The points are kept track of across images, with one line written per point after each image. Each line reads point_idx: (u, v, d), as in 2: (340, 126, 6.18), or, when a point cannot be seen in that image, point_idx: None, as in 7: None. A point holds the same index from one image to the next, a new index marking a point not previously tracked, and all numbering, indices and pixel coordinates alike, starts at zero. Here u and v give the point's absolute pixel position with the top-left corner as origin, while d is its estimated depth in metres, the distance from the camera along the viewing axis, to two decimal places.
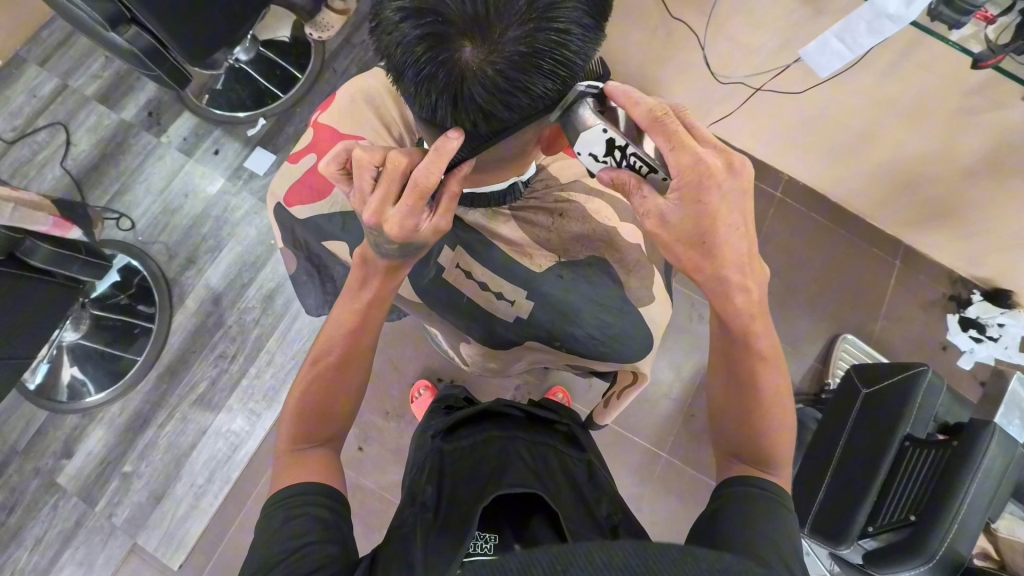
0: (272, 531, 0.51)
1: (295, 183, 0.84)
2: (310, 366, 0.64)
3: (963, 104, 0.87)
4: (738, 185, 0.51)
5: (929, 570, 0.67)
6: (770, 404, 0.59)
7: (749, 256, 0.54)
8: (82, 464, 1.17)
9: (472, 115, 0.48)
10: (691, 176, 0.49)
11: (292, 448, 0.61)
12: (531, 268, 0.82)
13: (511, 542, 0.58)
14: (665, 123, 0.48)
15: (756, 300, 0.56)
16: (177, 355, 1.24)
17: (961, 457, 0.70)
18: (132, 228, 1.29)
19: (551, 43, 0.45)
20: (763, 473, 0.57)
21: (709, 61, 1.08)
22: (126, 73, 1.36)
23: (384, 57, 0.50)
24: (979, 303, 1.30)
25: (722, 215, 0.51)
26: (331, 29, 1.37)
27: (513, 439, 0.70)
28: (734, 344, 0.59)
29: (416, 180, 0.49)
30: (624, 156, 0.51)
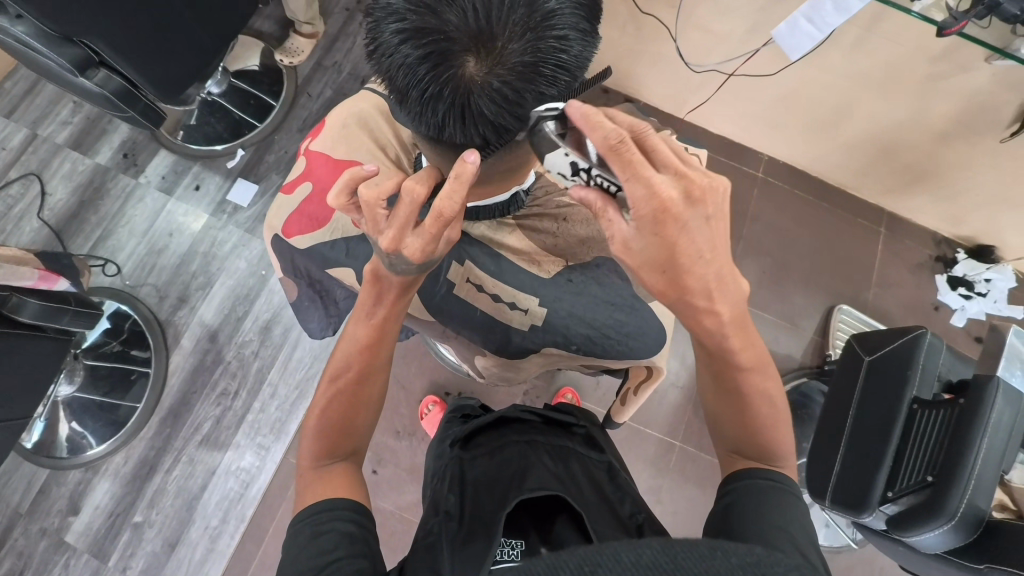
0: (298, 550, 0.50)
1: (292, 213, 0.83)
2: (328, 384, 0.63)
3: (931, 69, 0.89)
4: (703, 213, 0.45)
5: (952, 527, 0.69)
6: (759, 405, 0.58)
7: (718, 277, 0.49)
8: (90, 519, 1.14)
9: (481, 129, 0.48)
10: (646, 210, 0.44)
11: (314, 464, 0.59)
12: (540, 274, 0.83)
13: (537, 546, 0.57)
14: (619, 153, 0.42)
15: (731, 319, 0.53)
16: (178, 397, 1.21)
17: (970, 414, 0.72)
18: (119, 273, 1.26)
19: (553, 50, 0.45)
20: (771, 466, 0.57)
21: (681, 51, 1.10)
22: (97, 116, 1.34)
23: (384, 79, 0.49)
24: (965, 261, 1.34)
25: (684, 247, 0.46)
26: (302, 53, 1.36)
27: (534, 441, 0.69)
28: (715, 355, 0.57)
29: (439, 210, 0.49)
30: (591, 177, 0.48)
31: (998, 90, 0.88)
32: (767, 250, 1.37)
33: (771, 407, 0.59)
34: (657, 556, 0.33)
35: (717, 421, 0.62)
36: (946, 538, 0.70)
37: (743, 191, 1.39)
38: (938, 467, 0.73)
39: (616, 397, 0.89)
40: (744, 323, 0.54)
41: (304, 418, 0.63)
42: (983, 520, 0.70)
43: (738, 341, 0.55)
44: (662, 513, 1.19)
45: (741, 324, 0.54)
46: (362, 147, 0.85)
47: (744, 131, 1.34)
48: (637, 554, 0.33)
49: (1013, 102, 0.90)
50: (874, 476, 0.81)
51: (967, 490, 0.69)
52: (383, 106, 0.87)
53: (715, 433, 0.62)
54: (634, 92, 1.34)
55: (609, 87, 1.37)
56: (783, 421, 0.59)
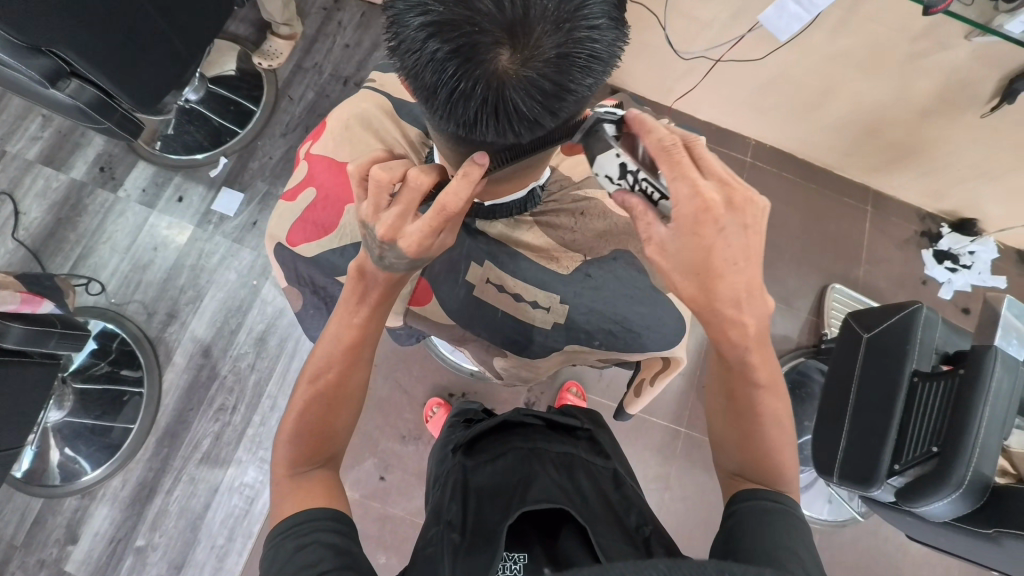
0: (281, 564, 0.49)
1: (296, 221, 0.81)
2: (306, 387, 0.61)
3: (911, 49, 0.91)
4: (740, 220, 0.49)
5: (960, 494, 0.71)
6: (765, 422, 0.58)
7: (747, 289, 0.51)
8: (90, 547, 1.11)
9: (515, 124, 0.47)
10: (687, 210, 0.48)
11: (290, 472, 0.58)
12: (559, 271, 0.82)
13: (541, 562, 0.55)
14: (671, 153, 0.48)
15: (752, 333, 0.54)
16: (174, 416, 1.18)
17: (970, 384, 0.74)
18: (103, 291, 1.22)
19: (587, 41, 0.44)
20: (771, 487, 0.57)
21: (669, 39, 1.10)
22: (69, 129, 1.29)
23: (408, 77, 0.48)
24: (949, 235, 1.37)
25: (719, 250, 0.49)
26: (280, 56, 1.33)
27: (536, 449, 0.67)
28: (732, 371, 0.58)
29: (443, 204, 0.50)
30: (636, 182, 0.51)
31: (977, 66, 0.90)
32: None
33: (777, 427, 0.58)
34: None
35: (722, 442, 0.62)
36: (954, 506, 0.72)
37: (733, 176, 1.40)
38: (943, 437, 0.75)
39: (629, 389, 0.89)
40: (763, 338, 0.56)
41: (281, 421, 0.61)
42: (988, 487, 0.71)
43: (756, 356, 0.56)
44: (672, 498, 1.20)
45: (762, 341, 0.56)
46: (364, 149, 0.83)
47: (731, 117, 1.35)
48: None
49: (992, 77, 0.92)
50: (881, 452, 0.82)
51: (972, 456, 0.71)
52: (378, 106, 0.85)
53: (719, 453, 0.62)
54: (621, 82, 1.34)
55: None
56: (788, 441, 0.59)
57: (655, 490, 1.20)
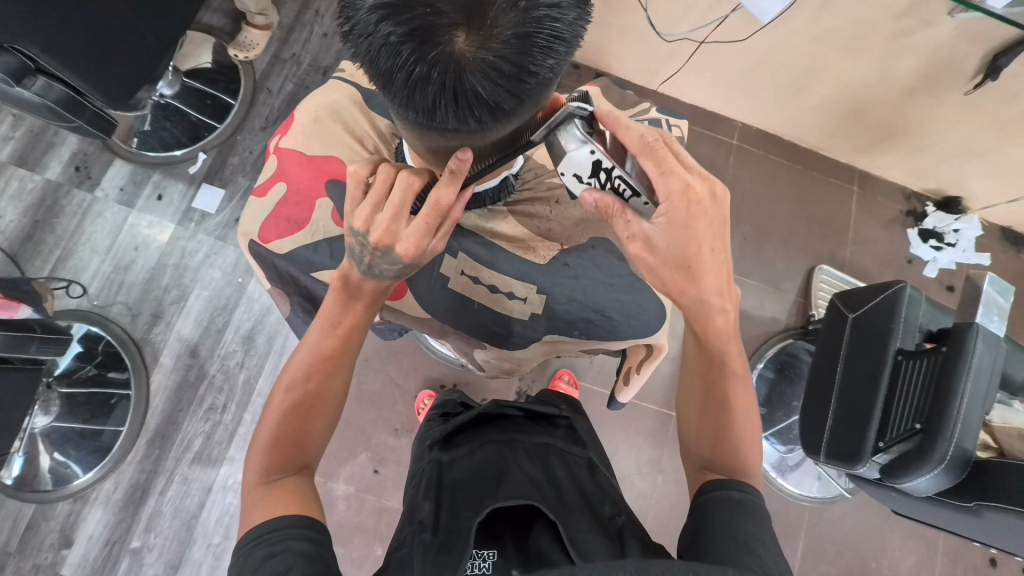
0: (249, 573, 0.48)
1: (268, 217, 0.80)
2: (282, 395, 0.60)
3: (893, 26, 0.90)
4: (720, 211, 0.54)
5: (944, 469, 0.72)
6: (736, 415, 0.60)
7: (726, 276, 0.56)
8: (85, 550, 1.11)
9: (476, 111, 0.46)
10: (678, 201, 0.51)
11: (264, 481, 0.57)
12: (536, 261, 0.81)
13: (512, 563, 0.54)
14: (654, 148, 0.51)
15: (733, 321, 0.59)
16: (164, 417, 1.17)
17: (953, 363, 0.75)
18: (85, 294, 1.20)
19: (548, 20, 0.43)
20: (740, 479, 0.58)
21: (652, 22, 1.08)
22: (41, 128, 1.25)
23: (364, 62, 0.47)
24: (934, 213, 1.38)
25: (706, 240, 0.53)
26: (256, 47, 1.29)
27: (513, 441, 0.68)
28: (712, 362, 0.61)
29: (438, 199, 0.51)
30: (609, 179, 0.51)
31: (961, 42, 0.89)
32: (747, 216, 1.39)
33: (747, 422, 0.61)
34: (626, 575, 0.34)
35: (693, 436, 0.63)
36: (938, 480, 0.73)
37: (720, 159, 1.39)
38: (926, 415, 0.76)
39: (618, 378, 0.91)
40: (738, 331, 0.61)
41: (257, 429, 0.61)
42: (970, 460, 0.73)
43: (733, 347, 0.60)
44: (664, 481, 1.21)
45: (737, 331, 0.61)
46: (340, 142, 0.81)
47: (717, 99, 1.33)
48: None
49: (976, 53, 0.91)
50: (864, 433, 0.83)
51: (954, 434, 0.72)
52: (350, 98, 0.83)
53: (690, 448, 0.63)
54: (606, 66, 1.32)
55: (581, 63, 1.34)
56: (754, 428, 0.62)
57: (648, 474, 1.22)
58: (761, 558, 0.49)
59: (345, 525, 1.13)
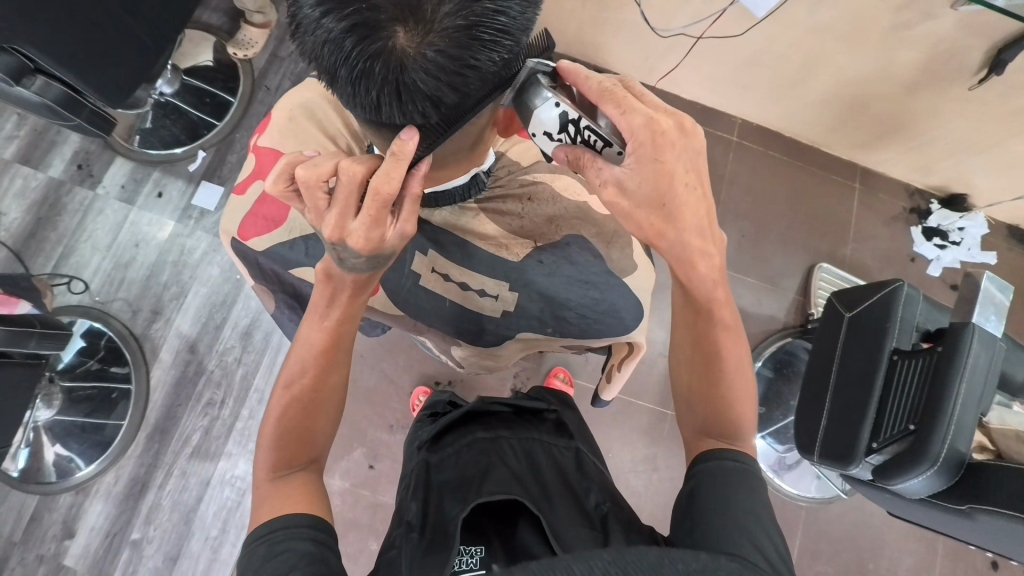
0: (254, 571, 0.48)
1: (246, 215, 0.81)
2: (282, 392, 0.60)
3: (894, 18, 0.88)
4: (692, 145, 0.51)
5: (935, 471, 0.71)
6: (728, 371, 0.60)
7: (707, 217, 0.54)
8: (87, 542, 1.13)
9: (421, 105, 0.47)
10: (643, 137, 0.49)
11: (272, 476, 0.57)
12: (509, 258, 0.82)
13: (497, 556, 0.54)
14: (612, 93, 0.49)
15: (718, 265, 0.57)
16: (163, 412, 1.19)
17: (947, 361, 0.74)
18: (87, 290, 1.22)
19: (490, 13, 0.43)
20: (735, 446, 0.57)
21: (647, 17, 1.07)
22: (44, 127, 1.27)
23: (312, 59, 0.48)
24: (938, 211, 1.36)
25: (679, 175, 0.51)
26: (255, 45, 1.29)
27: (499, 438, 0.67)
28: (699, 309, 0.60)
29: (376, 189, 0.48)
30: (578, 131, 0.50)
31: (964, 35, 0.87)
32: (746, 213, 1.37)
33: (740, 376, 0.60)
34: (605, 566, 0.33)
35: (687, 399, 0.62)
36: (929, 482, 0.73)
37: (719, 156, 1.38)
38: (920, 415, 0.74)
39: (602, 375, 0.90)
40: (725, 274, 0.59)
41: (261, 426, 0.61)
42: (964, 462, 0.72)
43: (721, 292, 0.59)
44: (659, 480, 1.21)
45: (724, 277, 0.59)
46: (326, 140, 0.82)
47: (714, 95, 1.32)
48: (589, 565, 0.33)
49: (979, 47, 0.89)
50: (858, 435, 0.82)
51: (948, 435, 0.71)
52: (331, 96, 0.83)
53: (684, 415, 0.62)
54: (604, 62, 1.31)
55: (577, 59, 1.33)
56: (747, 390, 0.60)
57: (642, 473, 1.21)
58: (751, 530, 0.48)
59: (341, 520, 1.14)
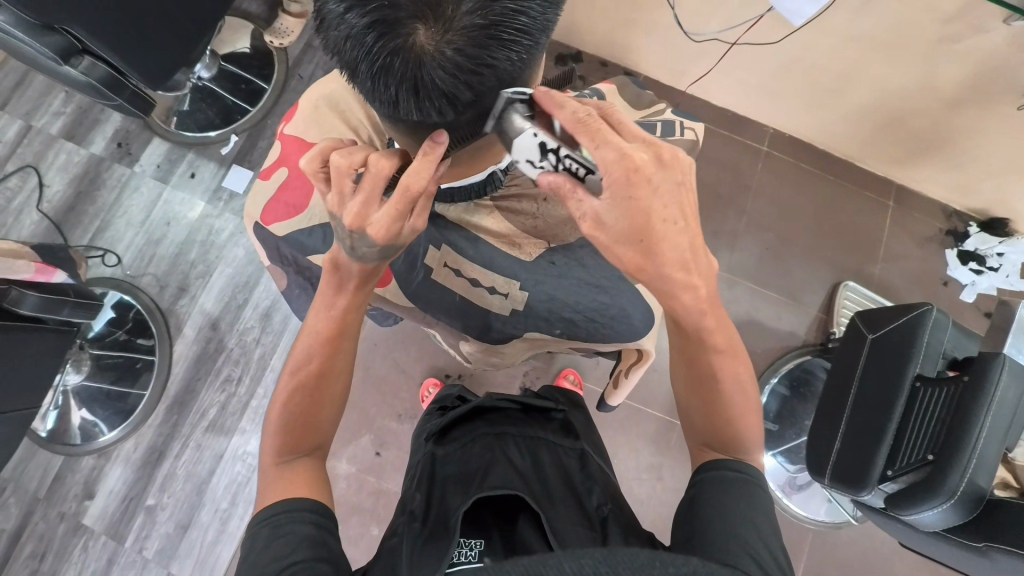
0: (256, 553, 0.50)
1: (269, 201, 0.83)
2: (289, 378, 0.62)
3: (939, 32, 0.85)
4: (672, 177, 0.47)
5: (951, 505, 0.68)
6: (730, 386, 0.58)
7: (692, 248, 0.50)
8: (105, 503, 1.18)
9: (437, 103, 0.47)
10: (617, 174, 0.45)
11: (276, 461, 0.58)
12: (521, 258, 0.82)
13: (498, 553, 0.54)
14: (587, 124, 0.45)
15: (705, 296, 0.53)
16: (183, 385, 1.23)
17: (974, 392, 0.71)
18: (119, 263, 1.27)
19: (510, 13, 0.44)
20: (738, 457, 0.56)
21: (680, 20, 1.05)
22: (89, 105, 1.33)
23: (335, 54, 0.49)
24: (976, 234, 1.29)
25: (657, 210, 0.47)
26: (291, 34, 1.31)
27: (503, 434, 0.67)
28: (689, 338, 0.57)
29: (406, 183, 0.49)
30: (558, 160, 0.46)
31: (1015, 51, 0.83)
32: (771, 225, 1.34)
33: (742, 392, 0.59)
34: (596, 565, 0.33)
35: (690, 410, 0.61)
36: (945, 516, 0.70)
37: (746, 165, 1.35)
38: (939, 446, 0.72)
39: (610, 380, 0.90)
40: (716, 303, 0.55)
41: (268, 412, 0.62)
42: (984, 498, 0.69)
43: (712, 320, 0.55)
44: (663, 490, 1.19)
45: (715, 302, 0.54)
46: (350, 130, 0.83)
47: (745, 103, 1.30)
48: (580, 564, 0.33)
49: None
50: (873, 461, 0.79)
51: (968, 468, 0.68)
52: None
53: (687, 422, 0.62)
54: (634, 64, 1.30)
55: (607, 61, 1.32)
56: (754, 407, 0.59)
57: (647, 481, 1.20)
58: (749, 539, 0.47)
59: (345, 503, 1.16)
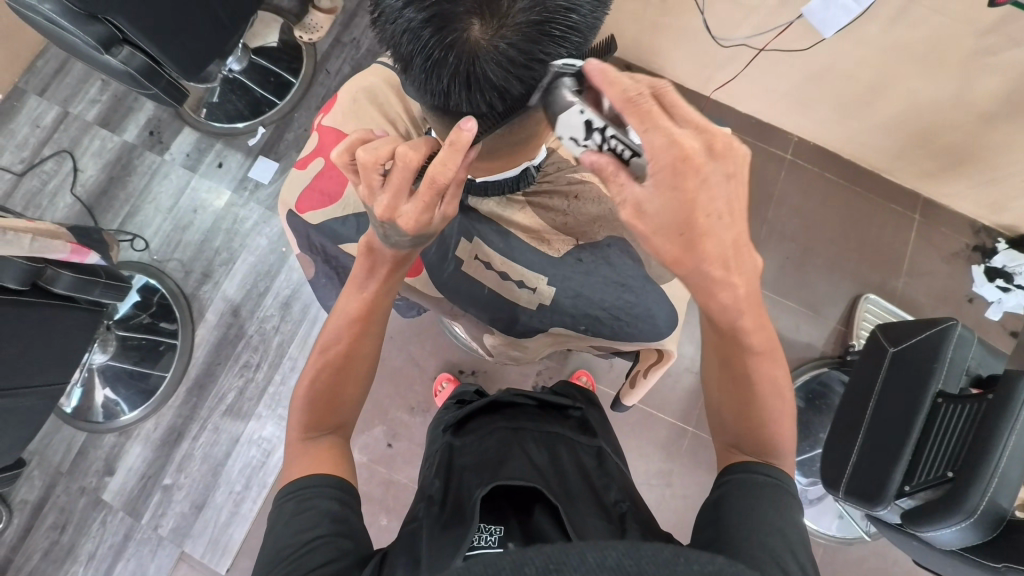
0: (282, 525, 0.51)
1: (305, 189, 0.85)
2: (318, 356, 0.63)
3: (977, 43, 0.83)
4: (724, 168, 0.45)
5: (971, 523, 0.67)
6: (763, 392, 0.58)
7: (735, 244, 0.48)
8: (125, 480, 1.21)
9: (488, 96, 0.48)
10: (664, 160, 0.44)
11: (303, 437, 0.60)
12: (550, 254, 0.83)
13: (514, 538, 0.54)
14: (638, 104, 0.43)
15: (757, 291, 0.53)
16: (203, 369, 1.26)
17: (998, 411, 0.69)
18: (147, 248, 1.31)
19: (562, 10, 0.45)
20: (769, 461, 0.56)
21: (708, 25, 1.05)
22: (124, 94, 1.37)
23: (389, 47, 0.50)
24: (1005, 251, 1.26)
25: (702, 202, 0.45)
26: (320, 30, 1.33)
27: (521, 428, 0.68)
28: (725, 336, 0.57)
29: (435, 176, 0.50)
30: (604, 140, 0.47)
31: None
32: (793, 234, 1.33)
33: (777, 399, 0.58)
34: (620, 557, 0.34)
35: (718, 413, 0.61)
36: (963, 534, 0.69)
37: (769, 173, 1.34)
38: (960, 463, 0.71)
39: (626, 380, 0.90)
40: (755, 302, 0.54)
41: (295, 389, 0.64)
42: (1004, 520, 0.68)
43: (750, 320, 0.54)
44: (672, 495, 1.19)
45: (758, 304, 0.54)
46: (380, 124, 0.85)
47: (771, 111, 1.28)
48: (602, 556, 0.34)
49: None
50: (891, 475, 0.78)
51: (988, 487, 0.66)
52: (389, 82, 0.86)
53: (716, 426, 0.62)
54: (658, 69, 1.29)
55: (633, 64, 1.32)
56: (788, 412, 0.58)
57: (656, 486, 1.20)
58: (775, 548, 0.47)
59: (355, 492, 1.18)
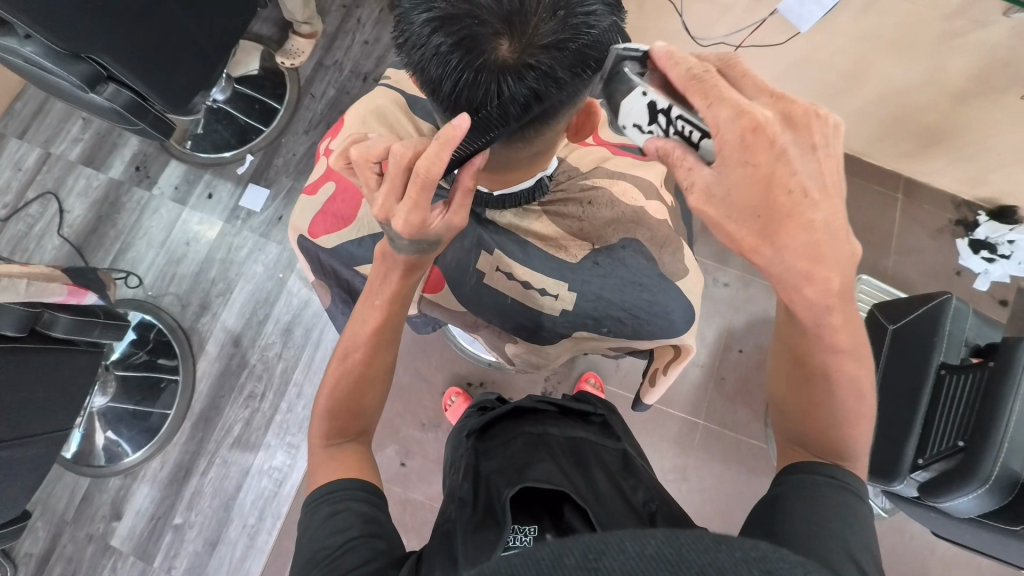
0: (316, 529, 0.50)
1: (317, 214, 0.85)
2: (338, 363, 0.63)
3: (943, 27, 0.87)
4: (804, 140, 0.45)
5: (987, 490, 0.68)
6: (840, 389, 0.54)
7: (826, 225, 0.46)
8: (133, 523, 1.18)
9: (517, 110, 0.50)
10: (731, 135, 0.44)
11: (325, 444, 0.60)
12: (568, 260, 0.83)
13: (547, 529, 0.57)
14: (702, 81, 0.45)
15: (835, 289, 0.49)
16: (208, 402, 1.24)
17: (1000, 378, 0.71)
18: (140, 284, 1.29)
19: (583, 27, 0.48)
20: (839, 463, 0.54)
21: (686, 25, 1.08)
22: (107, 130, 1.35)
23: (416, 71, 0.53)
24: (986, 223, 1.31)
25: (781, 176, 0.44)
26: (302, 54, 1.36)
27: (546, 435, 0.68)
28: (805, 335, 0.55)
29: (419, 172, 0.49)
30: (670, 122, 0.47)
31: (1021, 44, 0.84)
32: None
33: (855, 396, 0.55)
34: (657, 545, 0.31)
35: (781, 412, 0.60)
36: (980, 502, 0.70)
37: None
38: (970, 432, 0.72)
39: (645, 379, 0.91)
40: (846, 296, 0.51)
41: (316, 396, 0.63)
42: (1018, 483, 0.68)
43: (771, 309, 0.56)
44: (688, 489, 1.20)
45: (844, 298, 0.51)
46: None
47: None
48: (640, 544, 0.31)
49: None
50: (903, 445, 0.81)
51: (1000, 453, 0.68)
52: (386, 102, 0.87)
53: (779, 425, 0.61)
54: None
55: None
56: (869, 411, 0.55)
57: (673, 481, 1.20)
58: (834, 554, 0.45)
59: None
